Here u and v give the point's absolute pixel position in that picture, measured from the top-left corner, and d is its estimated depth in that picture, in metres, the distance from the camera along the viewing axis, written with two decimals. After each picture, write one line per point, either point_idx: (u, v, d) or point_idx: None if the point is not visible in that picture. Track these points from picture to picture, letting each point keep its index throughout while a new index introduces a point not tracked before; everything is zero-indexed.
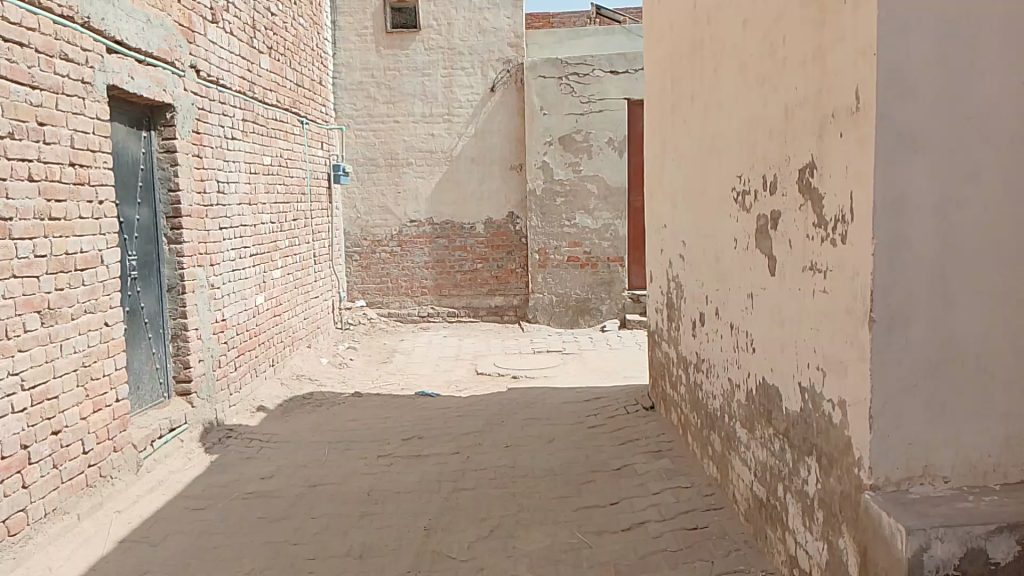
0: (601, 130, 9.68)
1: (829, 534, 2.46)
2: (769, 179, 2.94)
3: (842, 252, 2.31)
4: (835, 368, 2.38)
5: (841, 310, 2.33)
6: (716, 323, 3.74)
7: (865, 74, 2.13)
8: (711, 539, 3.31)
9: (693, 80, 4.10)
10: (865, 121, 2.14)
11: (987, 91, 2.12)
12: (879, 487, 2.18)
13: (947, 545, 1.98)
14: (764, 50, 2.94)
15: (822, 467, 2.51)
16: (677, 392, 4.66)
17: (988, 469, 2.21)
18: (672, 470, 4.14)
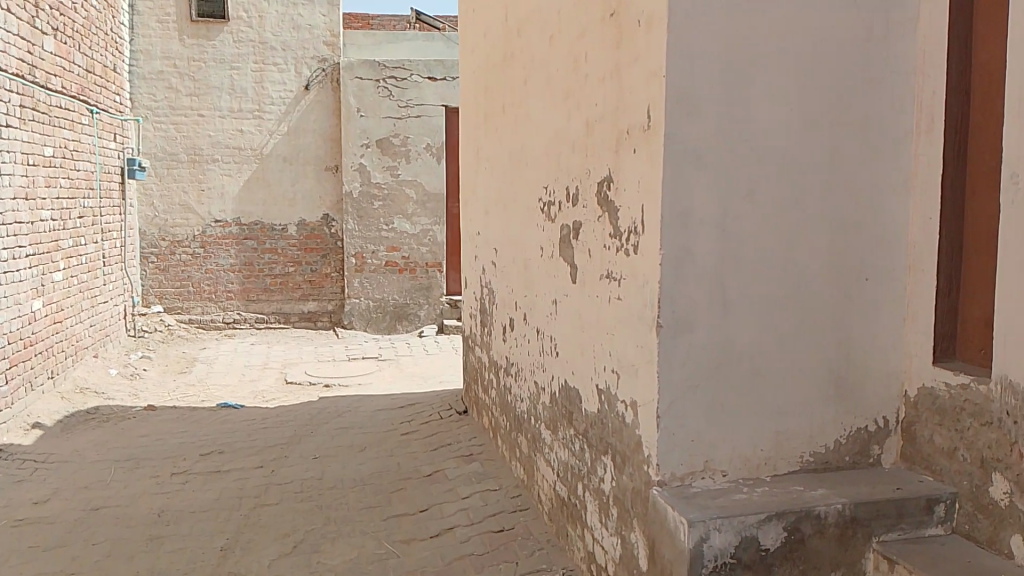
0: (418, 135, 9.67)
1: (621, 529, 2.59)
2: (571, 190, 3.06)
3: (634, 261, 2.44)
4: (628, 371, 2.51)
5: (634, 315, 2.46)
6: (524, 328, 3.84)
7: (655, 94, 2.28)
8: (517, 540, 3.39)
9: (505, 90, 4.19)
10: (654, 138, 2.29)
11: (761, 114, 2.31)
12: (665, 482, 2.33)
13: (723, 535, 2.12)
14: (568, 65, 3.06)
15: (616, 465, 2.64)
16: (488, 396, 4.73)
17: (759, 462, 2.41)
18: (481, 474, 4.19)
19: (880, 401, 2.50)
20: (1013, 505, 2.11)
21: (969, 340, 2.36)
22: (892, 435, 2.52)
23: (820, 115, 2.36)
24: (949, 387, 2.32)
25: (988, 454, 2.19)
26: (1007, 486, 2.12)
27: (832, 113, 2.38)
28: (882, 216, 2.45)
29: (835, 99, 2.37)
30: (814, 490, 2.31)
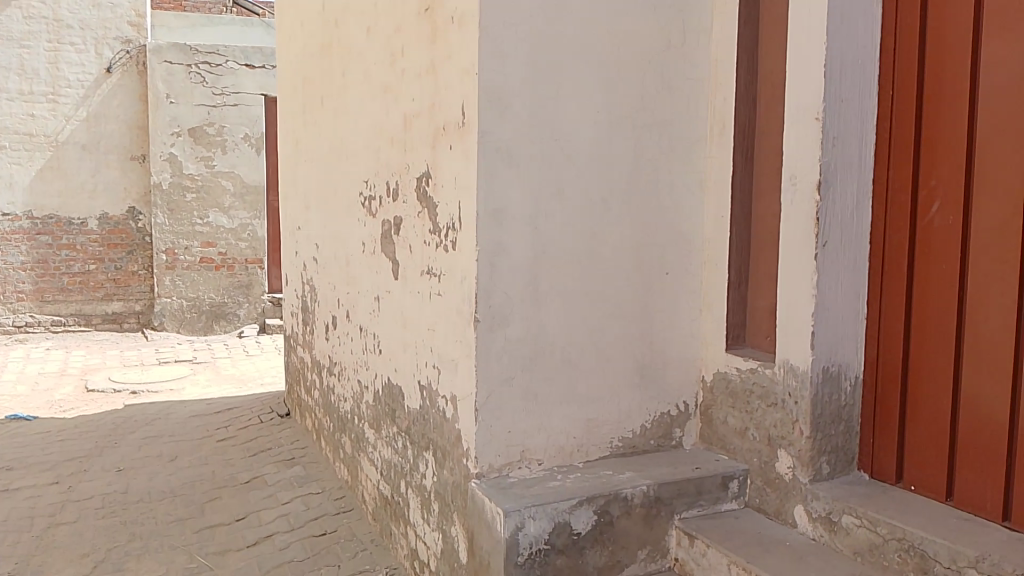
0: (236, 124, 9.20)
1: (442, 523, 2.61)
2: (391, 185, 3.02)
3: (452, 257, 2.46)
4: (448, 365, 2.52)
5: (453, 310, 2.48)
6: (346, 326, 3.75)
7: (468, 91, 2.30)
8: (339, 543, 3.32)
9: (323, 81, 4.08)
10: (469, 134, 2.31)
11: (569, 115, 2.40)
12: (483, 474, 2.37)
13: (538, 522, 2.19)
14: (385, 58, 3.03)
15: (436, 460, 2.65)
16: (310, 397, 4.60)
17: (573, 449, 2.50)
18: (303, 478, 4.07)
19: (681, 387, 2.68)
20: (795, 478, 2.32)
21: (756, 328, 2.58)
22: (693, 418, 2.71)
23: (624, 118, 2.49)
24: (741, 372, 2.52)
25: (773, 432, 2.40)
26: (790, 461, 2.34)
27: (635, 117, 2.51)
28: (681, 215, 2.62)
29: (637, 103, 2.51)
30: (622, 473, 2.43)
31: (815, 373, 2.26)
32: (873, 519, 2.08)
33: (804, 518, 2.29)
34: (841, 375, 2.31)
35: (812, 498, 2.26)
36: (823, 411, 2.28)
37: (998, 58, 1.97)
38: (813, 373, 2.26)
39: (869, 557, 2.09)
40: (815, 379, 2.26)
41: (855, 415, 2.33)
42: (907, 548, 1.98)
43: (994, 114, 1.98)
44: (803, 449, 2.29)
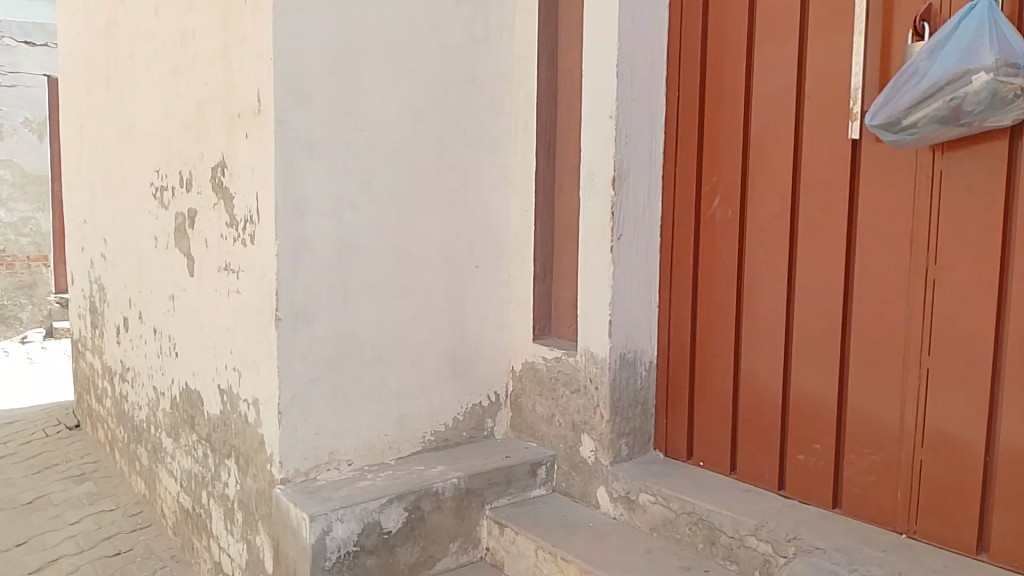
0: (14, 107, 8.28)
1: (247, 533, 2.48)
2: (184, 175, 2.82)
3: (251, 251, 2.33)
4: (249, 367, 2.39)
5: (252, 308, 2.35)
6: (139, 328, 3.48)
7: (263, 76, 2.18)
8: (135, 562, 3.07)
9: (109, 62, 3.75)
10: (265, 123, 2.19)
11: (372, 107, 2.34)
12: (289, 479, 2.26)
13: (346, 524, 2.14)
14: (175, 39, 2.82)
15: (239, 468, 2.51)
16: (102, 406, 4.23)
17: (384, 447, 2.46)
18: (95, 495, 3.73)
19: (491, 378, 2.71)
20: (597, 461, 2.43)
21: (561, 318, 2.67)
22: (503, 408, 2.75)
23: (428, 110, 2.47)
24: (547, 361, 2.59)
25: (577, 417, 2.49)
26: (592, 444, 2.44)
27: (439, 109, 2.50)
28: (487, 208, 2.65)
29: (441, 96, 2.50)
30: (433, 468, 2.42)
31: (614, 360, 2.38)
32: (667, 495, 2.21)
33: (606, 499, 2.39)
34: (637, 360, 2.44)
35: (613, 479, 2.37)
36: (620, 395, 2.40)
37: (766, 65, 2.14)
38: (611, 359, 2.37)
39: (665, 532, 2.21)
40: (613, 365, 2.38)
41: (650, 397, 2.48)
42: (697, 521, 2.12)
43: (764, 117, 2.16)
44: (604, 432, 2.40)
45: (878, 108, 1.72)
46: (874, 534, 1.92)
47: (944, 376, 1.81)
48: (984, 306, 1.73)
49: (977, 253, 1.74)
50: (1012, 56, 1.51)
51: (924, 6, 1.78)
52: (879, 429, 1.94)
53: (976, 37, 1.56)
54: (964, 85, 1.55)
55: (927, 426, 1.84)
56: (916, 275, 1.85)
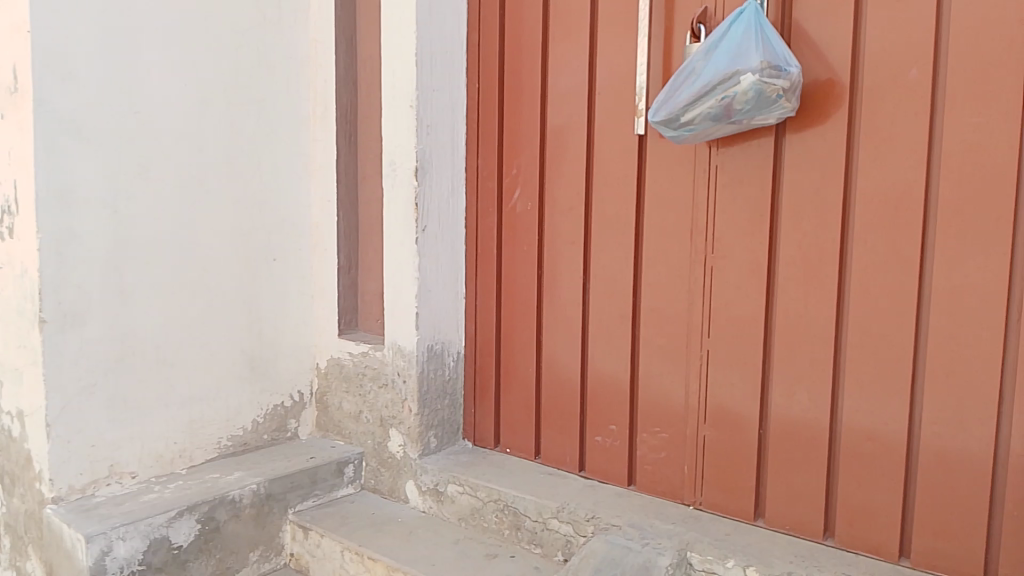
0: None
1: (15, 560, 2.22)
2: None
3: (8, 245, 2.07)
4: (10, 376, 2.13)
5: (12, 309, 2.09)
6: None
7: (18, 48, 1.94)
8: None
9: None
10: (20, 101, 1.95)
11: (152, 87, 2.16)
12: (61, 499, 2.05)
13: (130, 542, 1.97)
14: None
15: (3, 489, 2.24)
16: None
17: (174, 455, 2.29)
18: None
19: (294, 376, 2.60)
20: (405, 455, 2.40)
21: (367, 312, 2.61)
22: (308, 407, 2.65)
23: (216, 93, 2.32)
24: (352, 356, 2.52)
25: (385, 412, 2.45)
26: (400, 439, 2.40)
27: (229, 93, 2.35)
28: (286, 198, 2.53)
29: (231, 78, 2.35)
30: (229, 474, 2.29)
31: (420, 352, 2.35)
32: (473, 485, 2.22)
33: (414, 493, 2.37)
34: (444, 351, 2.43)
35: (421, 472, 2.35)
36: (427, 387, 2.38)
37: (560, 59, 2.19)
38: (417, 352, 2.35)
39: (472, 521, 2.23)
40: (419, 357, 2.36)
41: (457, 388, 2.48)
42: (503, 508, 2.15)
43: (560, 110, 2.21)
44: (412, 426, 2.37)
45: (659, 106, 1.79)
46: (665, 508, 2.03)
47: (723, 356, 1.94)
48: (756, 290, 1.87)
49: (748, 241, 1.88)
50: (774, 59, 1.63)
51: (700, 8, 1.88)
52: (667, 407, 2.06)
53: (744, 40, 1.67)
54: (733, 85, 1.65)
55: (709, 403, 1.97)
56: (697, 262, 1.97)
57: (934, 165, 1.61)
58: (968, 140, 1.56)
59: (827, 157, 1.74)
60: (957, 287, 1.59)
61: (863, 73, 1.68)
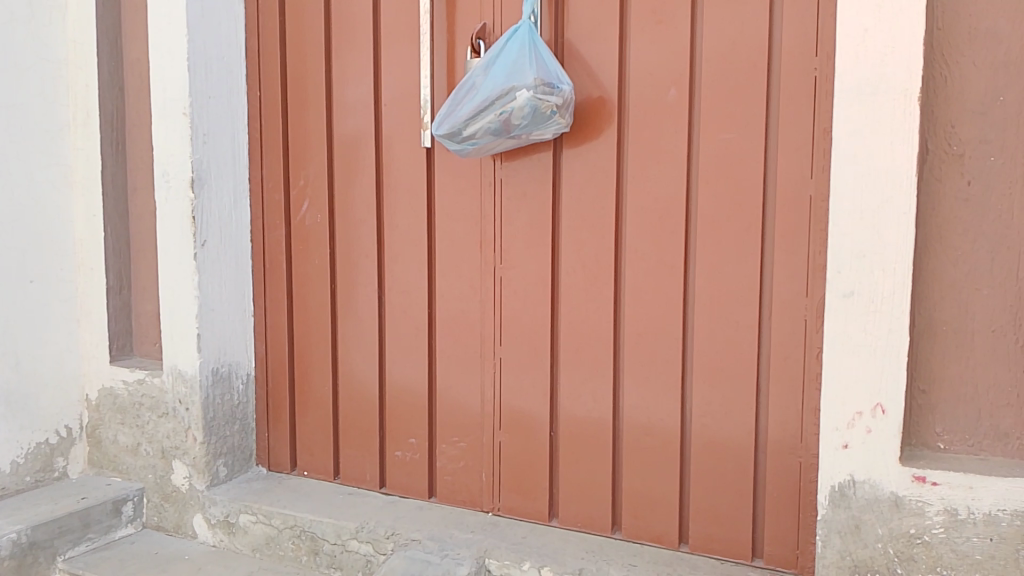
0: None
1: None
2: None
3: None
4: None
5: None
6: None
7: None
8: None
9: None
10: None
11: None
12: None
13: None
14: None
15: None
16: None
17: None
18: None
19: (60, 410, 2.35)
20: (191, 487, 2.24)
21: (144, 335, 2.41)
22: (78, 443, 2.40)
23: None
24: (126, 384, 2.33)
25: (167, 443, 2.27)
26: (185, 470, 2.25)
27: None
28: (44, 214, 2.29)
29: None
30: None
31: (204, 376, 2.22)
32: (267, 512, 2.12)
33: (203, 527, 2.22)
34: (231, 374, 2.30)
35: (209, 504, 2.21)
36: (214, 413, 2.25)
37: (345, 69, 2.15)
38: (201, 376, 2.21)
39: (267, 550, 2.12)
40: (203, 382, 2.22)
41: (248, 412, 2.35)
42: (299, 534, 2.07)
43: (346, 121, 2.16)
44: (197, 455, 2.22)
45: (442, 119, 1.80)
46: (464, 517, 2.04)
47: (514, 363, 1.99)
48: (542, 297, 1.94)
49: (533, 251, 1.93)
50: (547, 77, 1.70)
51: (479, 24, 1.92)
52: (462, 416, 2.07)
53: (518, 58, 1.72)
54: (511, 101, 1.70)
55: (503, 409, 2.01)
56: (486, 272, 2.00)
57: (694, 177, 1.75)
58: (722, 155, 1.70)
59: (601, 170, 1.83)
60: (717, 290, 1.73)
61: (629, 92, 1.79)
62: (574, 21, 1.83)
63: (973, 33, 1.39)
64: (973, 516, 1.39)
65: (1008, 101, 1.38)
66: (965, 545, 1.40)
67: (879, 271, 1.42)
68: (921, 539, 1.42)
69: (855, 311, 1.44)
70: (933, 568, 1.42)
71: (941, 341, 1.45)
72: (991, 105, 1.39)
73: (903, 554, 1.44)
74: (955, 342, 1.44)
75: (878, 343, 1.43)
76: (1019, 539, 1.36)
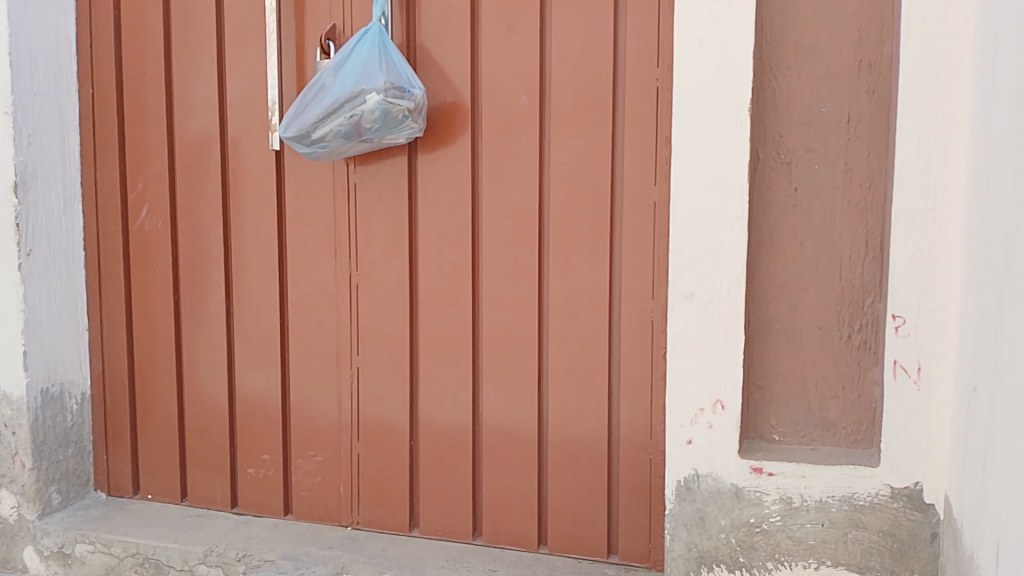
0: None
1: None
2: None
3: None
4: None
5: None
6: None
7: None
8: None
9: None
10: None
11: None
12: None
13: None
14: None
15: None
16: None
17: None
18: None
19: None
20: (20, 518, 2.06)
21: None
22: None
23: None
24: None
25: None
26: (12, 500, 2.06)
27: None
28: None
29: None
30: None
31: (31, 398, 2.04)
32: (107, 540, 1.98)
33: (35, 560, 2.05)
34: (64, 394, 2.13)
35: (41, 535, 2.04)
36: (45, 436, 2.07)
37: (187, 68, 2.04)
38: (28, 398, 2.04)
39: None
40: (31, 404, 2.05)
41: (84, 433, 2.18)
42: (143, 562, 1.95)
43: (189, 123, 2.06)
44: (26, 483, 2.05)
45: (289, 122, 1.74)
46: (322, 533, 1.98)
47: (372, 372, 1.95)
48: (399, 304, 1.91)
49: (389, 257, 1.90)
50: (398, 81, 1.68)
51: (329, 25, 1.88)
52: (319, 429, 2.01)
53: (368, 60, 1.70)
54: (360, 104, 1.67)
55: (360, 420, 1.97)
56: (342, 280, 1.95)
57: (547, 183, 1.77)
58: (572, 161, 1.74)
59: (455, 176, 1.83)
60: (570, 294, 1.77)
61: (482, 98, 1.80)
62: (425, 25, 1.82)
63: (797, 48, 1.48)
64: (806, 503, 1.48)
65: (829, 112, 1.47)
66: (800, 532, 1.48)
67: (716, 273, 1.49)
68: (760, 528, 1.50)
69: (696, 312, 1.50)
70: (772, 555, 1.50)
71: (775, 339, 1.53)
72: (814, 116, 1.48)
73: (744, 543, 1.51)
74: (787, 339, 1.53)
75: (718, 342, 1.49)
76: (847, 522, 1.46)
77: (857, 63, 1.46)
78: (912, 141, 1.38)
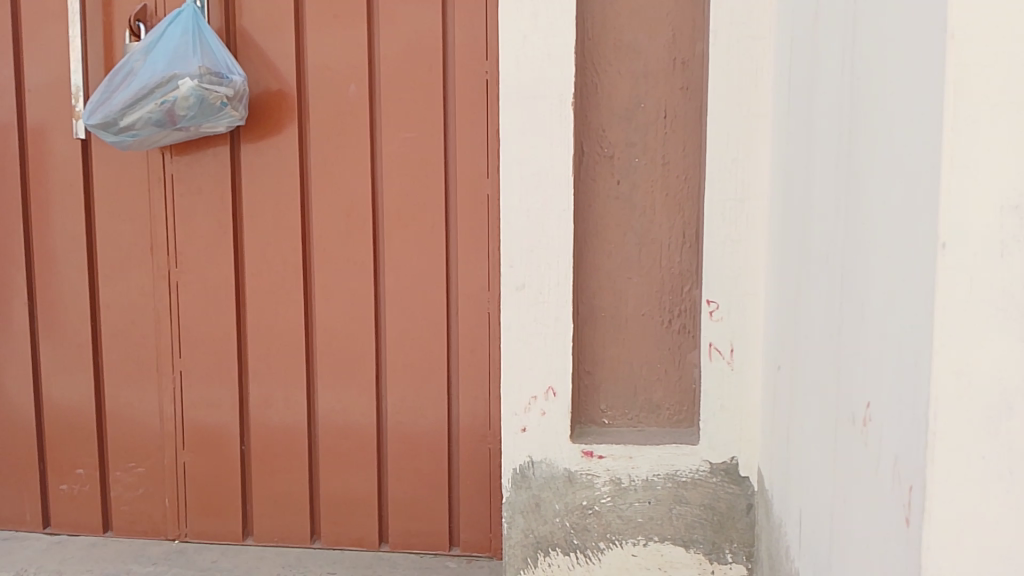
0: None
1: None
2: None
3: None
4: None
5: None
6: None
7: None
8: None
9: None
10: None
11: None
12: None
13: None
14: None
15: None
16: None
17: None
18: None
19: None
20: None
21: None
22: None
23: None
24: None
25: None
26: None
27: None
28: None
29: None
30: None
31: None
32: None
33: None
34: None
35: None
36: None
37: None
38: None
39: None
40: None
41: None
42: None
43: None
44: None
45: (93, 108, 1.61)
46: (145, 549, 1.86)
47: (197, 375, 1.84)
48: (225, 303, 1.81)
49: (213, 253, 1.81)
50: (215, 66, 1.59)
51: (139, 5, 1.76)
52: (140, 438, 1.88)
53: (181, 44, 1.60)
54: (173, 90, 1.57)
55: (186, 427, 1.86)
56: (161, 278, 1.83)
57: (379, 175, 1.74)
58: (403, 153, 1.71)
59: (283, 168, 1.76)
60: (405, 287, 1.75)
61: (308, 87, 1.74)
62: (246, 9, 1.73)
63: (617, 45, 1.53)
64: (634, 483, 1.54)
65: (647, 108, 1.54)
66: (628, 511, 1.54)
67: (544, 263, 1.51)
68: (592, 510, 1.55)
69: (526, 303, 1.53)
70: (603, 535, 1.55)
71: (602, 326, 1.58)
72: (634, 111, 1.54)
73: (577, 526, 1.55)
74: (614, 326, 1.58)
75: (547, 332, 1.52)
76: (671, 499, 1.53)
77: (672, 61, 1.53)
78: (721, 136, 1.46)
